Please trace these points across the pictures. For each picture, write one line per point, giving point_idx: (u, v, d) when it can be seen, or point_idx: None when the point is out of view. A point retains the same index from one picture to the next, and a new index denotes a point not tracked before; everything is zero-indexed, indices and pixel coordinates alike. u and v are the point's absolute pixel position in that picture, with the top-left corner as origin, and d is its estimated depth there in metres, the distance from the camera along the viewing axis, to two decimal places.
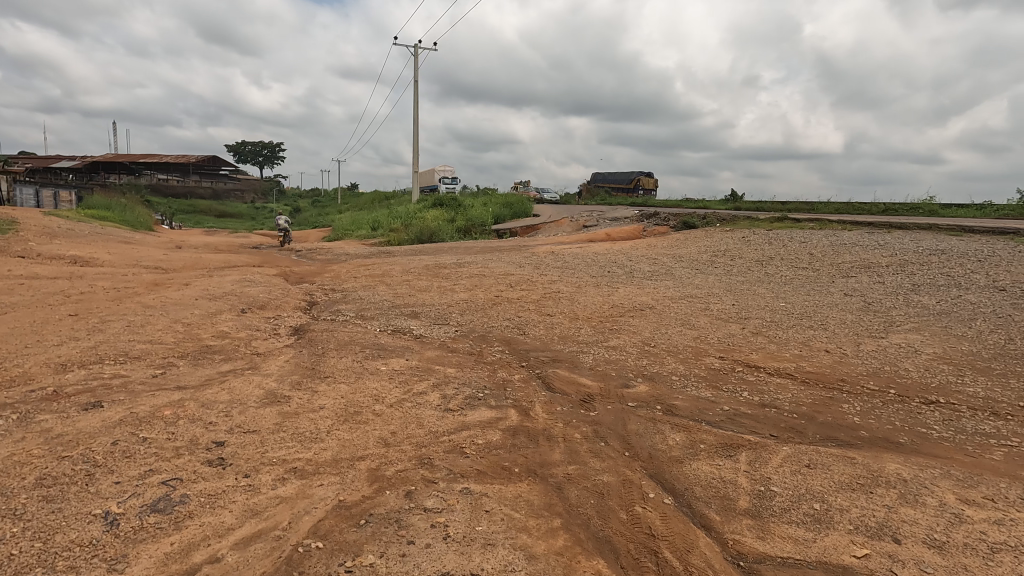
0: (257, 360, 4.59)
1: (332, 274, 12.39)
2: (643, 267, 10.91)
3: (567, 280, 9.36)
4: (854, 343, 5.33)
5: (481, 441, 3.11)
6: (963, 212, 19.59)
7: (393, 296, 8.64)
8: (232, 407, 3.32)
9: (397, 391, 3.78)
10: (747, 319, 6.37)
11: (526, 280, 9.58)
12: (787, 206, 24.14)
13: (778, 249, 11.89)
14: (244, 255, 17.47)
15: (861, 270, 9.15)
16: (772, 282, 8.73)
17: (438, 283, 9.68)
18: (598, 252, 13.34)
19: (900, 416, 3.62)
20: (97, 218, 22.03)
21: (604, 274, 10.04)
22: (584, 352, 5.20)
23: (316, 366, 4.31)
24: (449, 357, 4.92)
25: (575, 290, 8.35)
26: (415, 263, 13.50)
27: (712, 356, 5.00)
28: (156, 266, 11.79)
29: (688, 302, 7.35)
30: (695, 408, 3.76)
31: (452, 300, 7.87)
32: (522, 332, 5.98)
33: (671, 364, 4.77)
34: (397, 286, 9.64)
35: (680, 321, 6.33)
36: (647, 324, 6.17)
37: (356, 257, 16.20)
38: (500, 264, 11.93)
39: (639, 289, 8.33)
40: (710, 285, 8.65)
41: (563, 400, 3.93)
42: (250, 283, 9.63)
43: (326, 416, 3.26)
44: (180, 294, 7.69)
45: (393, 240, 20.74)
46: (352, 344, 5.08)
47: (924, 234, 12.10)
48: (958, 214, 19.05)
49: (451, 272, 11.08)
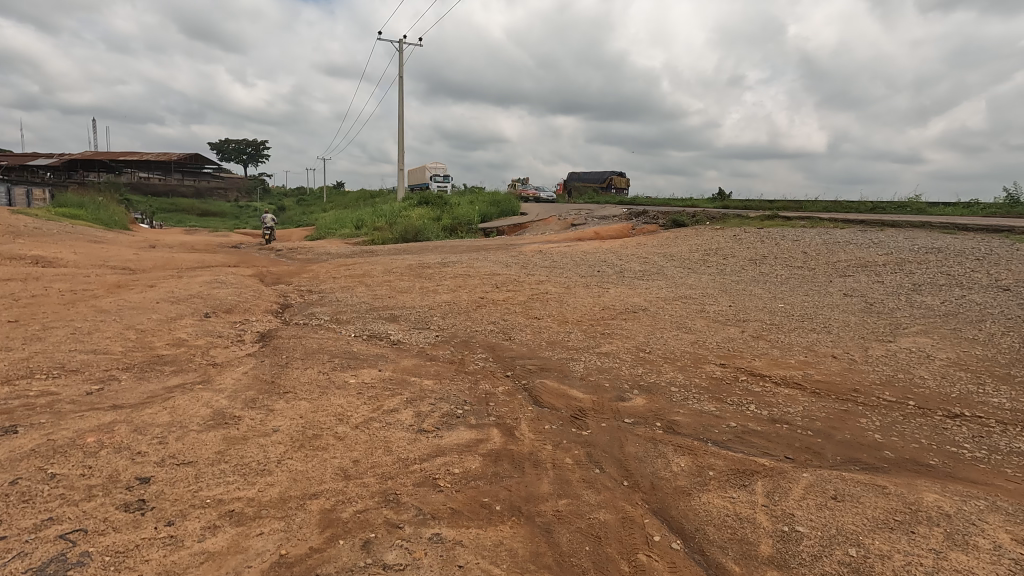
0: (212, 372, 4.12)
1: (310, 274, 11.87)
2: (634, 266, 10.54)
3: (555, 281, 8.97)
4: (861, 348, 5.00)
5: (458, 470, 2.69)
6: (952, 211, 19.54)
7: (373, 298, 8.17)
8: (169, 432, 2.87)
9: (365, 409, 3.34)
10: (746, 322, 6.02)
11: (514, 280, 9.16)
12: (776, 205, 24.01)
13: (771, 247, 11.59)
14: (223, 254, 16.87)
15: (858, 269, 8.86)
16: (768, 282, 8.41)
17: (420, 284, 9.24)
18: (586, 252, 12.95)
19: (925, 433, 3.27)
20: (70, 217, 21.23)
21: (593, 274, 9.64)
22: (574, 359, 4.80)
23: (276, 379, 3.86)
24: (427, 366, 4.49)
25: (564, 291, 7.94)
26: (398, 262, 13.02)
27: (712, 364, 4.63)
28: (123, 266, 11.18)
29: (682, 304, 6.98)
30: (699, 425, 3.37)
31: (434, 303, 7.43)
32: (507, 337, 5.55)
33: (669, 373, 4.38)
34: (377, 287, 9.18)
35: (675, 324, 5.95)
36: (641, 328, 5.80)
37: (339, 257, 15.66)
38: (486, 264, 11.48)
39: (631, 290, 7.96)
40: (704, 285, 8.29)
41: (552, 416, 3.52)
42: (220, 284, 9.11)
43: (279, 442, 2.82)
44: (140, 298, 7.16)
45: (376, 238, 20.20)
46: (320, 353, 4.62)
47: (917, 232, 11.88)
48: (946, 212, 18.96)
49: (434, 273, 10.63)
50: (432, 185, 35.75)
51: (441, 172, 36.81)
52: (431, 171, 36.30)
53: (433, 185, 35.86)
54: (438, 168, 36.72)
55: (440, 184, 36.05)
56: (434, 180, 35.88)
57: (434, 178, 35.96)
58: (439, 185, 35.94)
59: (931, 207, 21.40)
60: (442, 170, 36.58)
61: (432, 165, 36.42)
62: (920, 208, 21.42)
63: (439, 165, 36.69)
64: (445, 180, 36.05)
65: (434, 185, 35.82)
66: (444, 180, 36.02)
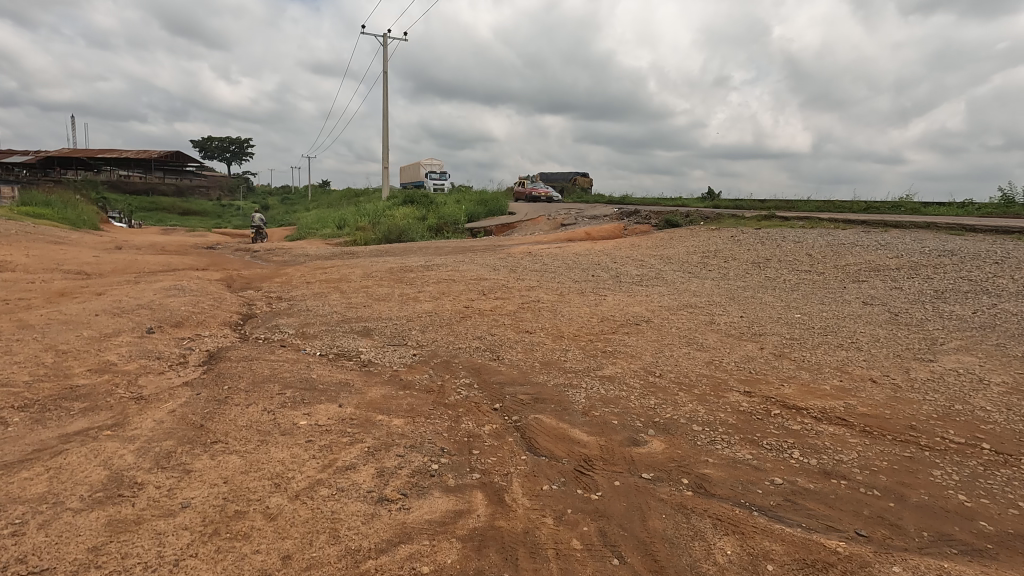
0: (129, 410, 3.33)
1: (284, 278, 11.06)
2: (631, 270, 9.85)
3: (547, 287, 8.29)
4: (902, 371, 4.36)
5: (429, 569, 1.98)
6: (947, 211, 19.23)
7: (348, 306, 7.39)
8: (33, 515, 2.11)
9: (313, 468, 2.61)
10: (763, 337, 5.37)
11: (504, 287, 8.44)
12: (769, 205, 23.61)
13: (773, 250, 10.99)
14: (200, 256, 15.95)
15: (872, 275, 8.30)
16: (776, 288, 7.79)
17: (399, 290, 8.51)
18: (579, 254, 12.27)
19: (1019, 491, 2.62)
20: (40, 218, 20.14)
21: (589, 279, 8.93)
22: (574, 386, 4.09)
23: (206, 422, 3.09)
24: (399, 397, 3.76)
25: (558, 300, 7.23)
26: (379, 265, 12.25)
27: (736, 392, 3.96)
28: (78, 270, 10.29)
29: (689, 314, 6.30)
30: (737, 483, 2.69)
31: (414, 312, 6.71)
32: (495, 358, 4.82)
33: (687, 405, 3.69)
34: (353, 294, 8.43)
35: (684, 340, 5.26)
36: (646, 344, 5.13)
37: (321, 258, 14.82)
38: (474, 267, 10.72)
39: (630, 298, 7.29)
40: (709, 292, 7.64)
41: (553, 470, 2.82)
42: (179, 290, 8.29)
43: (184, 528, 2.08)
44: (81, 309, 6.32)
45: (358, 238, 19.35)
46: (270, 381, 3.85)
47: (924, 234, 11.37)
48: (942, 212, 18.63)
49: (416, 277, 9.90)
50: (429, 184, 34.76)
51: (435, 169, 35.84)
52: (425, 167, 35.30)
53: (427, 185, 34.91)
54: (432, 164, 35.71)
55: (436, 182, 35.09)
56: (431, 178, 34.89)
57: (429, 175, 35.00)
58: (434, 184, 35.00)
59: (931, 207, 20.97)
60: (437, 166, 35.61)
61: (428, 162, 35.40)
62: (921, 207, 20.98)
63: (434, 162, 35.71)
64: (441, 177, 35.05)
65: (432, 185, 34.90)
66: (441, 177, 34.97)
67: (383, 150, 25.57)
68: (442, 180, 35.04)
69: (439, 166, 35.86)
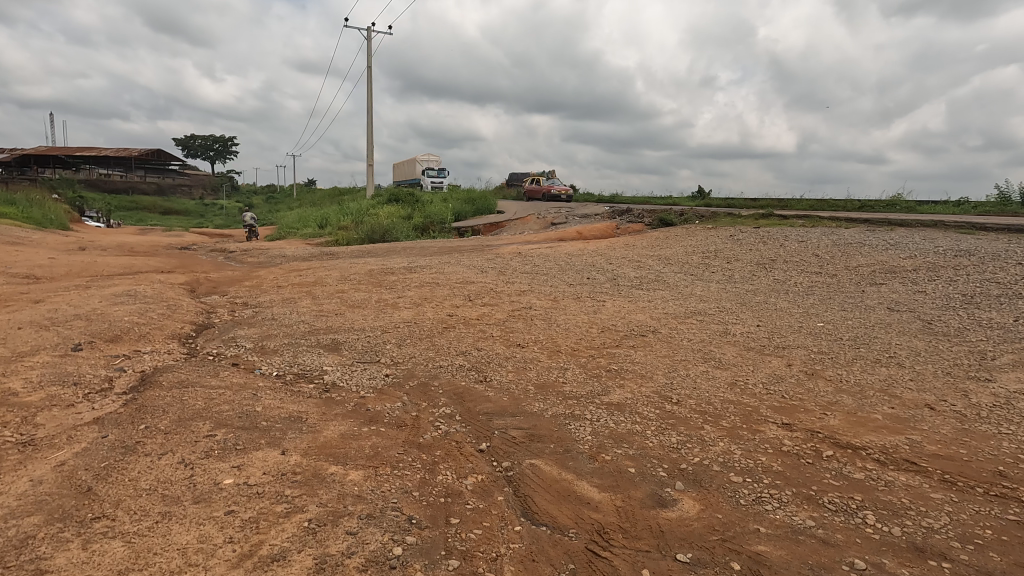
0: (2, 464, 2.56)
1: (255, 281, 10.27)
2: (628, 272, 9.15)
3: (539, 291, 7.61)
4: (960, 394, 3.71)
5: None
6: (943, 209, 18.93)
7: (318, 315, 6.62)
8: None
9: (225, 562, 1.87)
10: (787, 351, 4.71)
11: (493, 291, 7.72)
12: (763, 203, 23.16)
13: (776, 250, 10.38)
14: (174, 258, 15.02)
15: (888, 277, 7.70)
16: (789, 293, 7.16)
17: (377, 295, 7.79)
18: (571, 254, 11.60)
19: None
20: (5, 219, 19.01)
21: (585, 282, 8.23)
22: (577, 419, 3.37)
23: (96, 484, 2.33)
24: (360, 437, 3.03)
25: (552, 307, 6.51)
26: (358, 266, 11.49)
27: (773, 424, 3.28)
28: (26, 273, 9.43)
29: (699, 323, 5.61)
30: (805, 569, 2.00)
31: (390, 321, 5.99)
32: (481, 380, 4.09)
33: (718, 445, 3.00)
34: (325, 300, 7.68)
35: (700, 355, 4.57)
36: (656, 361, 4.45)
37: (300, 259, 13.97)
38: (461, 270, 9.97)
39: (631, 304, 6.62)
40: (716, 296, 7.00)
41: (558, 550, 2.11)
42: (131, 296, 7.48)
43: None
44: (6, 320, 5.49)
45: (340, 238, 18.53)
46: (200, 417, 3.08)
47: (933, 233, 10.82)
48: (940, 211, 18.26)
49: (396, 280, 9.17)
50: (428, 181, 33.68)
51: (434, 164, 34.75)
52: (422, 162, 34.04)
53: (426, 183, 33.96)
54: (431, 159, 34.57)
55: (433, 180, 34.11)
56: (427, 176, 33.79)
57: (427, 173, 33.97)
58: (431, 182, 33.97)
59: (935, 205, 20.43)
60: (434, 162, 34.51)
61: (423, 157, 34.35)
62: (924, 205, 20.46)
63: (432, 157, 34.63)
64: (438, 175, 34.25)
65: (430, 182, 33.87)
66: (438, 175, 34.17)
67: (370, 146, 24.69)
68: (439, 178, 34.06)
69: (437, 162, 34.80)
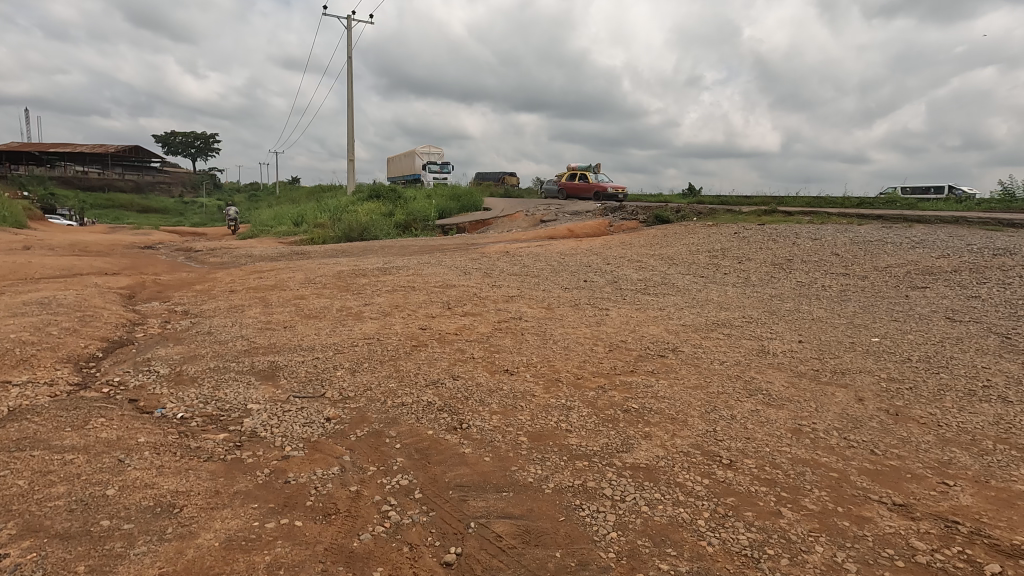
0: None
1: (211, 285, 9.15)
2: (630, 274, 8.15)
3: (532, 297, 6.55)
4: None
5: None
6: (952, 204, 18.10)
7: (263, 328, 5.47)
8: None
9: None
10: (851, 379, 3.68)
11: (476, 297, 6.63)
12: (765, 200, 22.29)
13: (790, 249, 9.42)
14: (130, 257, 13.82)
15: (929, 279, 6.75)
16: (820, 298, 6.17)
17: (341, 302, 6.69)
18: (563, 253, 10.59)
19: None
20: None
21: (582, 287, 7.16)
22: (591, 499, 2.30)
23: None
24: (257, 546, 1.93)
25: (546, 318, 5.42)
26: (332, 267, 10.35)
27: (881, 505, 2.24)
28: None
29: (728, 340, 4.55)
30: None
31: (348, 338, 4.88)
32: (455, 429, 3.00)
33: (814, 551, 1.95)
34: (278, 308, 6.56)
35: (741, 387, 3.53)
36: (687, 396, 3.38)
37: (269, 260, 12.67)
38: (442, 272, 8.83)
39: (640, 313, 5.58)
40: (738, 303, 5.99)
41: None
42: (48, 303, 6.33)
43: None
44: None
45: (315, 236, 17.34)
46: (1, 516, 1.96)
47: (958, 230, 9.93)
48: (951, 206, 17.41)
49: (362, 284, 8.08)
50: (429, 177, 32.20)
51: (434, 157, 33.11)
52: (423, 156, 32.80)
53: (426, 179, 32.42)
54: (432, 152, 33.08)
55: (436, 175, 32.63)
56: (431, 170, 32.41)
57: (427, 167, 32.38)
58: (434, 176, 32.48)
59: (944, 200, 19.56)
60: (436, 155, 33.11)
61: (422, 150, 32.76)
62: (933, 201, 19.56)
63: (432, 149, 33.09)
64: (440, 169, 32.73)
65: (432, 178, 32.29)
66: (440, 169, 32.69)
67: (352, 137, 23.33)
68: (440, 171, 32.54)
69: (438, 155, 33.33)
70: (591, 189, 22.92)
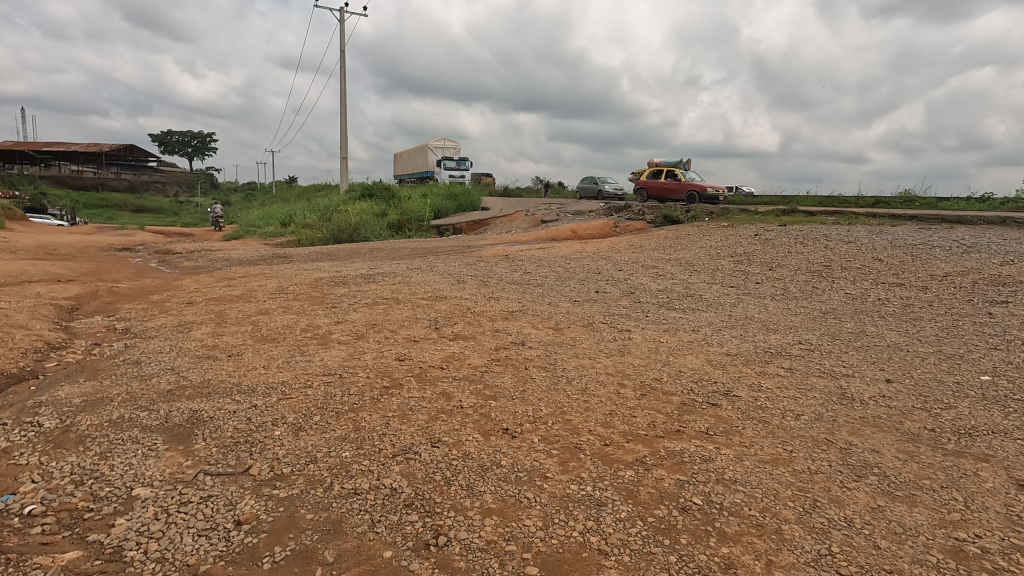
0: None
1: (173, 293, 8.11)
2: (646, 282, 7.13)
3: (534, 313, 5.50)
4: None
5: None
6: (989, 202, 16.96)
7: (201, 356, 4.41)
8: None
9: None
10: (990, 446, 2.63)
11: (469, 313, 5.58)
12: (787, 198, 21.15)
13: (824, 254, 8.39)
14: (96, 261, 12.82)
15: (1008, 292, 5.70)
16: (885, 316, 5.11)
17: (307, 319, 5.67)
18: (568, 258, 9.57)
19: None
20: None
21: (593, 299, 6.14)
22: None
23: None
24: None
25: (555, 344, 4.36)
26: (316, 273, 9.28)
27: None
28: None
29: (794, 381, 3.51)
30: None
31: (302, 373, 3.81)
32: (428, 548, 1.94)
33: None
34: (229, 326, 5.52)
35: (840, 463, 2.47)
36: (772, 481, 2.32)
37: (249, 265, 11.50)
38: (432, 280, 7.79)
39: (674, 337, 4.53)
40: (786, 324, 4.95)
41: None
42: None
43: None
44: None
45: (301, 238, 16.30)
46: None
47: (1012, 232, 8.89)
48: (991, 204, 16.22)
49: (336, 295, 7.03)
50: (443, 174, 30.86)
51: (451, 153, 31.98)
52: (435, 151, 31.67)
53: (439, 176, 31.06)
54: (446, 146, 31.99)
55: (451, 171, 31.13)
56: (445, 168, 31.01)
57: (442, 163, 30.95)
58: (450, 173, 31.10)
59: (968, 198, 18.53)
60: (452, 150, 32.00)
61: (435, 144, 31.66)
62: (957, 199, 18.55)
63: (449, 143, 31.94)
64: (456, 167, 31.22)
65: (448, 175, 30.89)
66: (457, 167, 31.21)
67: (346, 136, 22.28)
68: (459, 169, 31.23)
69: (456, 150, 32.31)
70: (681, 190, 17.25)
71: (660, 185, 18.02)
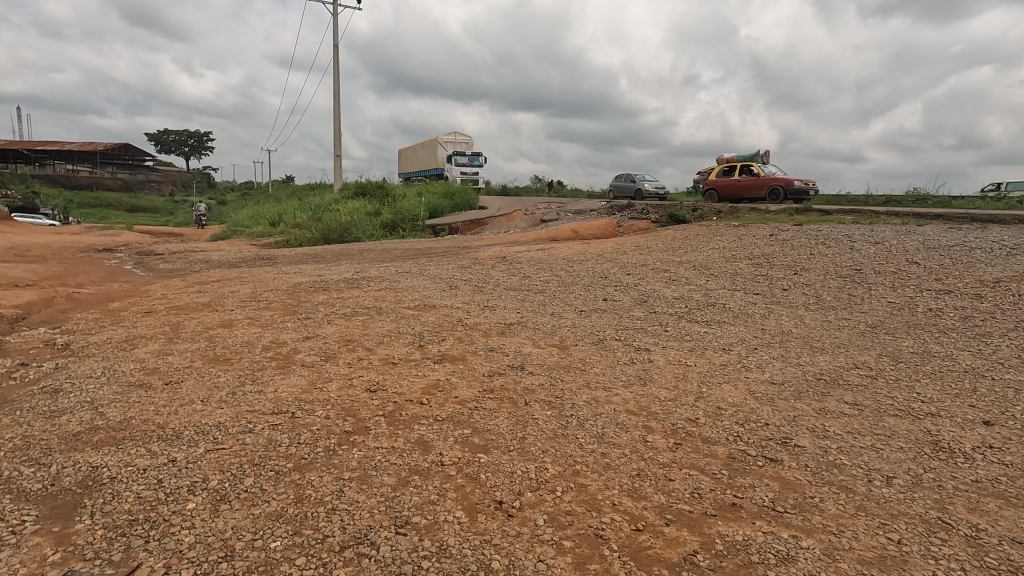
0: None
1: (136, 300, 7.39)
2: (658, 288, 6.40)
3: (527, 326, 4.75)
4: None
5: None
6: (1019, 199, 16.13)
7: (131, 384, 3.63)
8: None
9: None
10: None
11: (460, 327, 4.83)
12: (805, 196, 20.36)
13: (851, 256, 7.66)
14: (69, 262, 12.13)
15: None
16: (950, 331, 4.36)
17: (265, 333, 4.93)
18: (570, 260, 8.80)
19: None
20: None
21: (599, 309, 5.42)
22: None
23: None
24: None
25: (560, 369, 3.60)
26: (301, 277, 8.51)
27: None
28: None
29: (871, 424, 2.75)
30: None
31: (248, 410, 3.03)
32: None
33: None
34: (174, 342, 4.78)
35: (977, 568, 1.73)
36: None
37: (230, 267, 10.75)
38: (420, 285, 7.07)
39: (710, 359, 3.77)
40: (834, 341, 4.20)
41: None
42: None
43: None
44: None
45: (290, 237, 15.47)
46: None
47: None
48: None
49: (307, 303, 6.29)
50: (453, 171, 30.07)
51: (462, 147, 31.15)
52: (446, 145, 30.65)
53: (451, 173, 30.24)
54: (458, 140, 31.10)
55: (464, 168, 30.24)
56: (456, 163, 30.22)
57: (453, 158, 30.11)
58: (462, 168, 30.20)
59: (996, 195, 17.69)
60: (465, 145, 31.13)
61: (446, 138, 30.76)
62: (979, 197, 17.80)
63: (460, 138, 31.10)
64: (470, 164, 30.46)
65: (458, 172, 30.04)
66: (470, 163, 30.43)
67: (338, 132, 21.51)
68: (472, 164, 30.48)
69: (466, 144, 31.42)
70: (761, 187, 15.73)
71: (733, 184, 16.54)
